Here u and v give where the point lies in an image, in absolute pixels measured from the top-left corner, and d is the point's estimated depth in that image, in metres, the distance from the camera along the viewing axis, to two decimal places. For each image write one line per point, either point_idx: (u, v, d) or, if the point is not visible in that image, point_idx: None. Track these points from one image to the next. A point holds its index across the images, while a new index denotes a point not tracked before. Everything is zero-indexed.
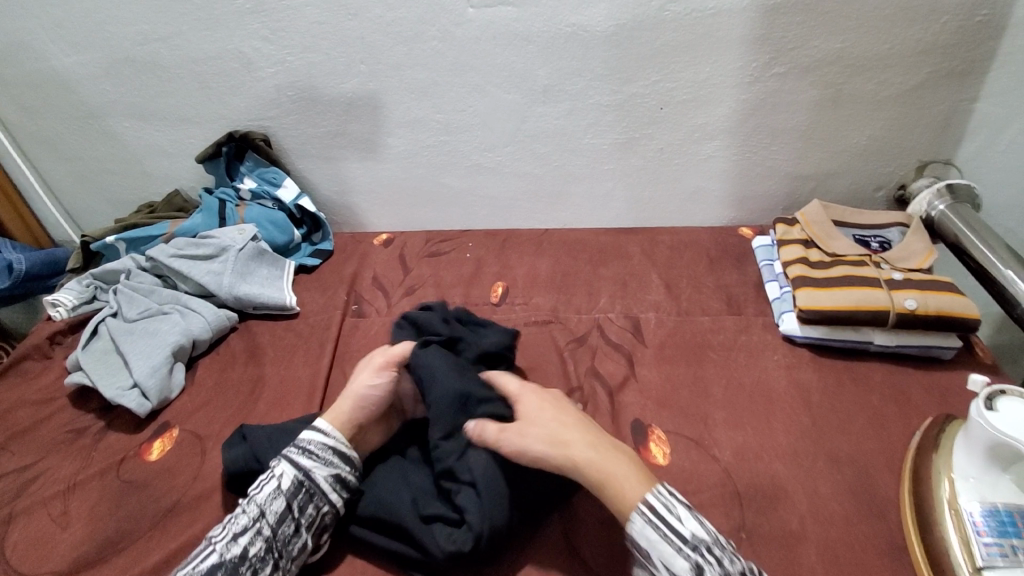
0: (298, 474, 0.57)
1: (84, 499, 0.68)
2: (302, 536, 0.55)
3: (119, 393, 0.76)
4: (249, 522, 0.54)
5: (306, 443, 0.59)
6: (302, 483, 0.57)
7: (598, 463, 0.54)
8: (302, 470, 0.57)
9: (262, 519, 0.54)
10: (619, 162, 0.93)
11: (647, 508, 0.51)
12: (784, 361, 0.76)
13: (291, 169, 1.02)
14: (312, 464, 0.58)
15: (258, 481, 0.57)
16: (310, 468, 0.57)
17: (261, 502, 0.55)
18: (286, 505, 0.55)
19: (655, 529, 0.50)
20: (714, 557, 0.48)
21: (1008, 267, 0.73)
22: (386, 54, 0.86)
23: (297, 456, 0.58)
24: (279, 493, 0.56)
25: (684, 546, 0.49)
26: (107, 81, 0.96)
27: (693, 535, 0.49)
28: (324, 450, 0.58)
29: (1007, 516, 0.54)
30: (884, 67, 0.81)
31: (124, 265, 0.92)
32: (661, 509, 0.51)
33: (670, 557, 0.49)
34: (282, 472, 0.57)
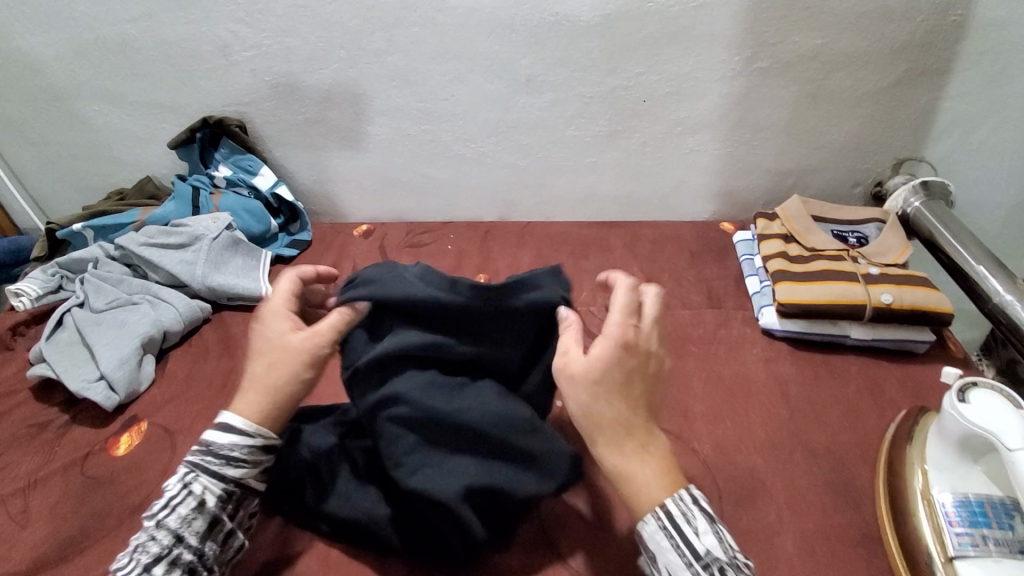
0: (221, 484, 0.50)
1: (46, 497, 0.65)
2: (234, 539, 0.52)
3: (85, 386, 0.74)
4: (161, 551, 0.47)
5: (223, 449, 0.50)
6: (230, 492, 0.51)
7: (628, 457, 0.48)
8: (229, 480, 0.51)
9: (179, 544, 0.48)
10: (602, 155, 0.93)
11: (663, 514, 0.47)
12: (762, 354, 0.77)
13: (268, 157, 1.00)
14: (239, 471, 0.51)
15: (167, 495, 0.50)
16: (237, 476, 0.51)
17: (174, 525, 0.48)
18: (212, 521, 0.50)
19: (667, 537, 0.46)
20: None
21: (980, 263, 0.74)
22: (366, 40, 0.84)
23: (218, 467, 0.50)
24: (199, 513, 0.49)
25: (694, 562, 0.46)
26: (73, 62, 0.93)
27: (707, 553, 0.46)
28: (252, 455, 0.51)
29: (978, 506, 0.55)
30: (863, 64, 0.81)
31: (91, 254, 0.89)
32: (678, 518, 0.46)
33: (677, 570, 0.46)
34: (202, 488, 0.50)
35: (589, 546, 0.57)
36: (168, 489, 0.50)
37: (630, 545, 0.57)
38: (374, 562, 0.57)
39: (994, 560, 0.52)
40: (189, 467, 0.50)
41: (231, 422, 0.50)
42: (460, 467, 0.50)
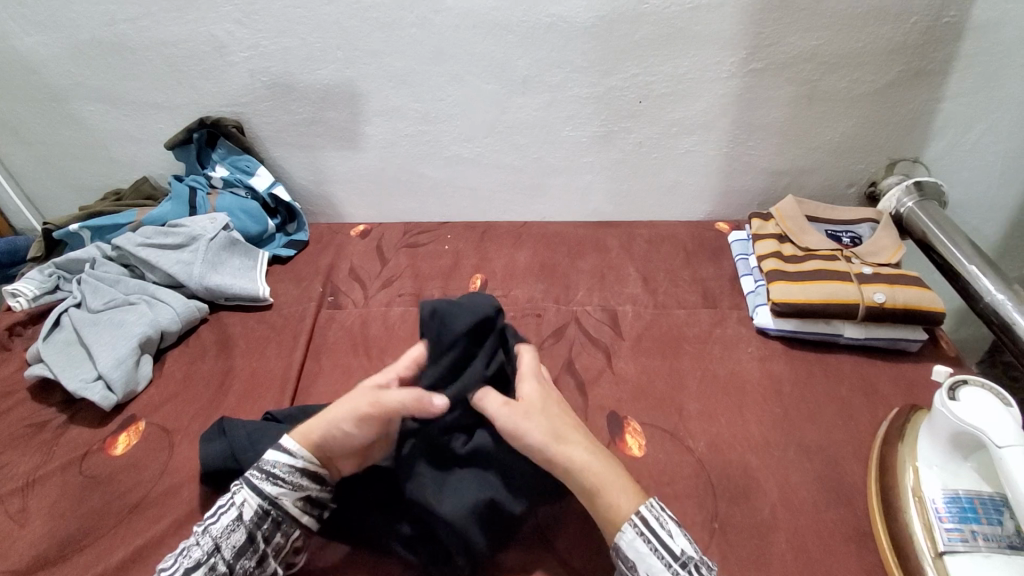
0: (260, 502, 0.54)
1: (44, 496, 0.66)
2: (268, 564, 0.54)
3: (82, 385, 0.74)
4: (202, 556, 0.51)
5: (268, 467, 0.55)
6: (268, 512, 0.54)
7: (590, 470, 0.53)
8: (267, 497, 0.54)
9: (217, 553, 0.52)
10: (598, 155, 0.94)
11: (638, 520, 0.51)
12: (757, 353, 0.77)
13: (265, 157, 1.00)
14: (278, 490, 0.55)
15: (216, 506, 0.55)
16: (276, 496, 0.55)
17: (216, 534, 0.53)
18: (248, 536, 0.53)
19: (647, 541, 0.50)
20: (700, 575, 0.50)
21: (972, 263, 0.75)
22: (363, 41, 0.84)
23: (260, 483, 0.55)
24: (238, 525, 0.53)
25: (673, 562, 0.50)
26: (70, 62, 0.93)
27: (682, 552, 0.50)
28: (292, 475, 0.55)
29: (967, 502, 0.55)
30: (857, 65, 0.82)
31: (88, 254, 0.89)
32: (653, 523, 0.51)
33: (658, 573, 0.49)
34: (243, 501, 0.54)
35: (584, 544, 0.57)
36: (219, 502, 0.55)
37: None
38: (372, 561, 0.57)
39: (984, 555, 0.53)
40: (238, 483, 0.56)
41: (286, 443, 0.56)
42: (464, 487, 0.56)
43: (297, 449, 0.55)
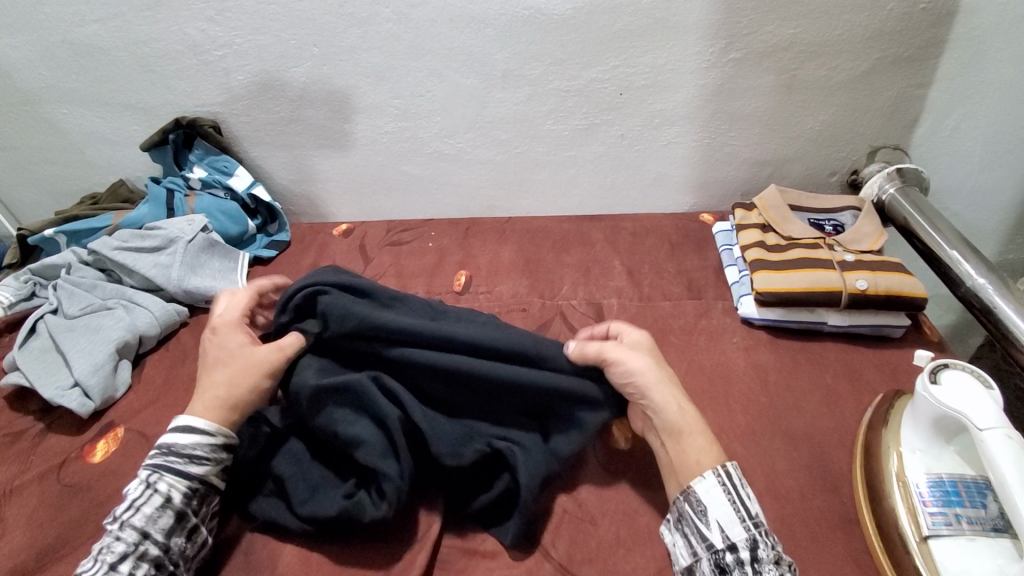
0: (186, 483, 0.55)
1: (21, 506, 0.64)
2: (197, 536, 0.55)
3: (58, 393, 0.72)
4: (128, 547, 0.50)
5: (185, 450, 0.55)
6: (194, 489, 0.55)
7: (684, 414, 0.56)
8: (194, 476, 0.55)
9: (146, 540, 0.51)
10: (581, 148, 0.93)
11: (725, 471, 0.52)
12: (742, 342, 0.77)
13: (244, 158, 0.99)
14: (202, 469, 0.56)
15: (130, 497, 0.53)
16: (202, 474, 0.56)
17: (140, 523, 0.52)
18: (178, 516, 0.53)
19: (726, 493, 0.51)
20: (768, 540, 0.49)
21: (954, 248, 0.75)
22: (339, 37, 0.83)
23: (182, 465, 0.55)
24: (165, 510, 0.53)
25: (747, 519, 0.49)
26: (41, 64, 0.91)
27: (757, 515, 0.50)
28: (213, 452, 0.56)
29: (951, 486, 0.55)
30: (836, 52, 0.82)
31: (64, 260, 0.87)
32: (738, 481, 0.52)
33: (728, 524, 0.49)
34: (163, 485, 0.54)
35: (571, 539, 0.57)
36: (132, 492, 0.53)
37: (612, 536, 0.57)
38: (358, 562, 0.56)
39: (968, 539, 0.52)
40: (152, 472, 0.55)
41: (195, 424, 0.56)
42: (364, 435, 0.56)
43: (211, 425, 0.56)
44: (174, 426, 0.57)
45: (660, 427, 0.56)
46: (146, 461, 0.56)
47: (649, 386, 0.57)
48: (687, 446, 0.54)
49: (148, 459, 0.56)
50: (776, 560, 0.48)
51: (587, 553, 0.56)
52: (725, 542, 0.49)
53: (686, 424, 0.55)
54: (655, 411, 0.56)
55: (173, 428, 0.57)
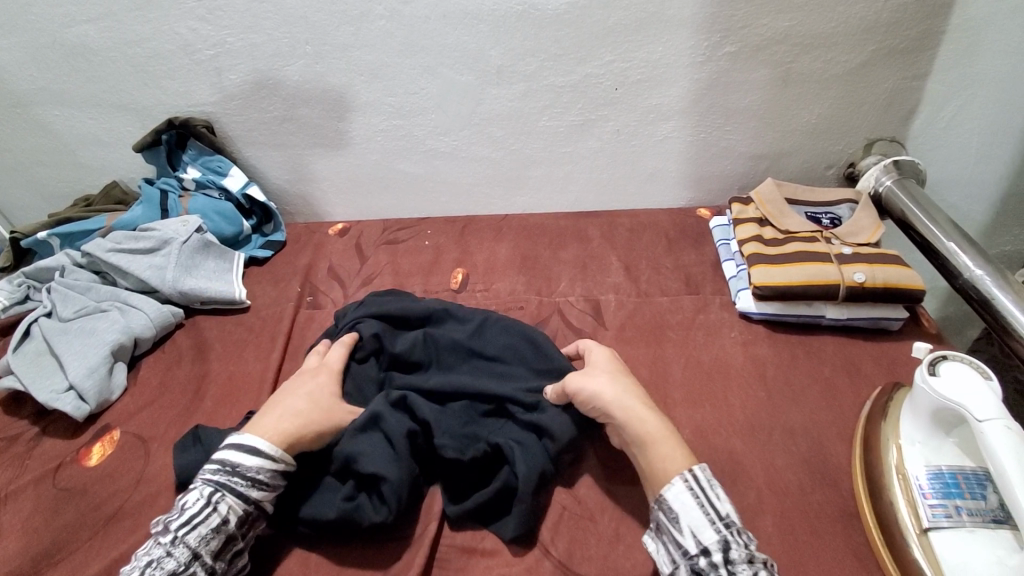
0: (243, 506, 0.53)
1: (17, 510, 0.64)
2: (239, 560, 0.53)
3: (53, 397, 0.72)
4: (178, 568, 0.49)
5: (250, 472, 0.53)
6: (248, 513, 0.53)
7: (645, 423, 0.56)
8: (252, 501, 0.53)
9: (195, 561, 0.49)
10: (577, 144, 0.93)
11: (690, 475, 0.51)
12: (740, 337, 0.77)
13: (238, 158, 0.98)
14: (261, 494, 0.54)
15: (187, 512, 0.51)
16: (259, 499, 0.54)
17: (194, 543, 0.50)
18: (227, 540, 0.51)
19: (694, 497, 0.50)
20: (741, 540, 0.48)
21: (951, 239, 0.75)
22: (331, 34, 0.83)
23: (244, 488, 0.53)
24: (219, 533, 0.51)
25: (717, 521, 0.49)
26: (32, 66, 0.90)
27: (727, 515, 0.50)
28: (274, 479, 0.54)
29: (951, 477, 0.55)
30: (831, 45, 0.81)
31: (57, 262, 0.87)
32: (704, 483, 0.51)
33: (700, 528, 0.49)
34: (222, 505, 0.52)
35: (569, 535, 0.57)
36: (189, 506, 0.51)
37: (611, 532, 0.57)
38: (360, 561, 0.56)
39: (969, 530, 0.52)
40: (214, 488, 0.52)
41: (258, 446, 0.54)
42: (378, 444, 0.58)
43: (276, 449, 0.55)
44: (241, 442, 0.54)
45: (629, 441, 0.56)
46: (205, 470, 0.54)
47: (608, 401, 0.58)
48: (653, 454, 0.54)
49: (208, 470, 0.54)
50: (749, 560, 0.47)
51: (585, 548, 0.56)
52: (699, 546, 0.48)
53: (648, 433, 0.55)
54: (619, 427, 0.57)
55: (240, 445, 0.54)
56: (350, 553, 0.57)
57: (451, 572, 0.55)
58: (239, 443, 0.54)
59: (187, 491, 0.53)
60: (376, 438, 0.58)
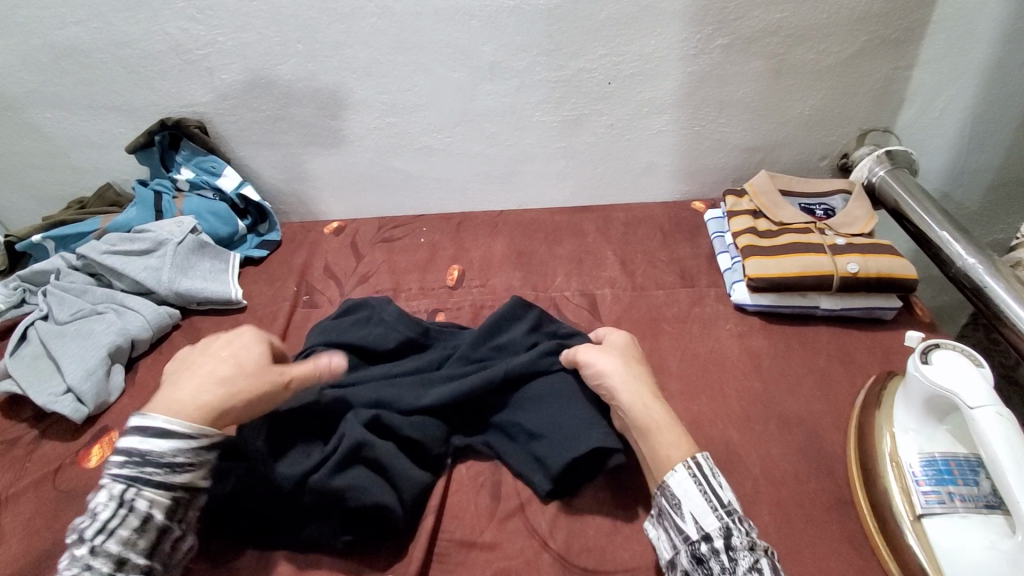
0: (165, 494, 0.50)
1: (18, 514, 0.64)
2: (183, 541, 0.52)
3: (51, 400, 0.72)
4: (106, 575, 0.46)
5: (163, 459, 0.50)
6: (177, 498, 0.51)
7: (649, 411, 0.57)
8: (174, 486, 0.50)
9: (126, 563, 0.47)
10: (571, 139, 0.93)
11: (694, 462, 0.52)
12: (735, 329, 0.77)
13: (232, 158, 0.98)
14: (184, 478, 0.51)
15: (101, 515, 0.48)
16: (183, 482, 0.51)
17: (117, 546, 0.47)
18: (160, 529, 0.49)
19: (696, 483, 0.50)
20: (743, 527, 0.48)
21: (943, 228, 0.75)
22: (323, 32, 0.82)
23: (160, 477, 0.50)
24: (148, 527, 0.49)
25: (719, 508, 0.49)
26: (23, 69, 0.89)
27: (730, 502, 0.50)
28: (195, 457, 0.52)
29: (944, 464, 0.55)
30: (822, 36, 0.81)
31: (53, 264, 0.86)
32: (707, 471, 0.51)
33: (701, 514, 0.49)
34: (139, 501, 0.49)
35: (568, 528, 0.57)
36: (101, 510, 0.48)
37: (609, 524, 0.57)
38: (359, 560, 0.57)
39: (961, 516, 0.52)
40: (124, 483, 0.49)
41: (170, 426, 0.50)
42: (363, 479, 0.56)
43: (192, 424, 0.51)
44: (142, 429, 0.50)
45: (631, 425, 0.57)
46: (110, 467, 0.50)
47: (620, 384, 0.59)
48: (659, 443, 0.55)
49: (112, 467, 0.50)
50: (751, 547, 0.47)
51: (584, 541, 0.56)
52: (699, 533, 0.49)
53: (658, 420, 0.56)
54: (623, 411, 0.58)
55: (144, 429, 0.50)
56: (350, 554, 0.57)
57: (451, 566, 0.56)
58: (139, 427, 0.50)
59: (96, 493, 0.49)
60: (359, 469, 0.57)
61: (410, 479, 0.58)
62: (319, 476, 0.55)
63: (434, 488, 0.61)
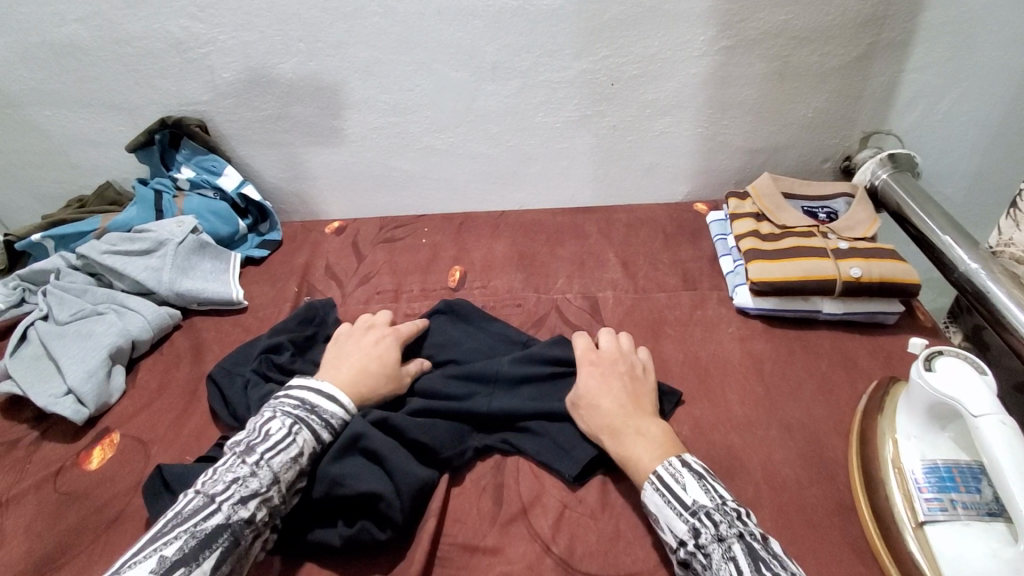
0: (315, 443, 0.57)
1: (19, 515, 0.64)
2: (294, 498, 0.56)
3: (51, 401, 0.72)
4: (261, 488, 0.51)
5: (327, 415, 0.58)
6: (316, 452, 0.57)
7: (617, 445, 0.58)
8: (323, 441, 0.57)
9: (275, 486, 0.52)
10: (573, 140, 0.92)
11: (655, 478, 0.53)
12: (737, 332, 0.77)
13: (232, 156, 0.98)
14: (329, 437, 0.58)
15: (272, 437, 0.54)
16: (328, 440, 0.58)
17: (277, 467, 0.53)
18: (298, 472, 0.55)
19: (660, 496, 0.52)
20: (712, 521, 0.49)
21: (946, 233, 0.75)
22: (325, 31, 0.82)
23: (318, 427, 0.57)
24: (297, 462, 0.54)
25: (684, 511, 0.50)
26: (22, 66, 0.89)
27: (694, 502, 0.51)
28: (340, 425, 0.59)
29: (946, 471, 0.55)
30: (827, 39, 0.81)
31: (52, 264, 0.86)
32: (668, 479, 0.53)
33: (671, 522, 0.51)
34: (302, 440, 0.55)
35: (571, 532, 0.57)
36: (273, 432, 0.55)
37: (614, 528, 0.58)
38: (362, 564, 0.56)
39: (963, 523, 0.52)
40: (294, 420, 0.56)
41: (337, 395, 0.60)
42: (359, 467, 0.57)
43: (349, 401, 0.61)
44: (317, 387, 0.60)
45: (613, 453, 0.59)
46: (284, 405, 0.58)
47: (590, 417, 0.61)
48: (624, 438, 0.58)
49: (286, 405, 0.58)
50: (719, 539, 0.48)
51: (588, 545, 0.56)
52: (677, 541, 0.50)
53: (611, 425, 0.59)
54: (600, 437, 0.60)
55: (318, 389, 0.60)
56: (351, 558, 0.57)
57: (453, 570, 0.56)
58: (317, 386, 0.60)
59: (269, 418, 0.56)
60: (359, 459, 0.58)
61: (411, 470, 0.58)
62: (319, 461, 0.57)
63: (436, 490, 0.60)
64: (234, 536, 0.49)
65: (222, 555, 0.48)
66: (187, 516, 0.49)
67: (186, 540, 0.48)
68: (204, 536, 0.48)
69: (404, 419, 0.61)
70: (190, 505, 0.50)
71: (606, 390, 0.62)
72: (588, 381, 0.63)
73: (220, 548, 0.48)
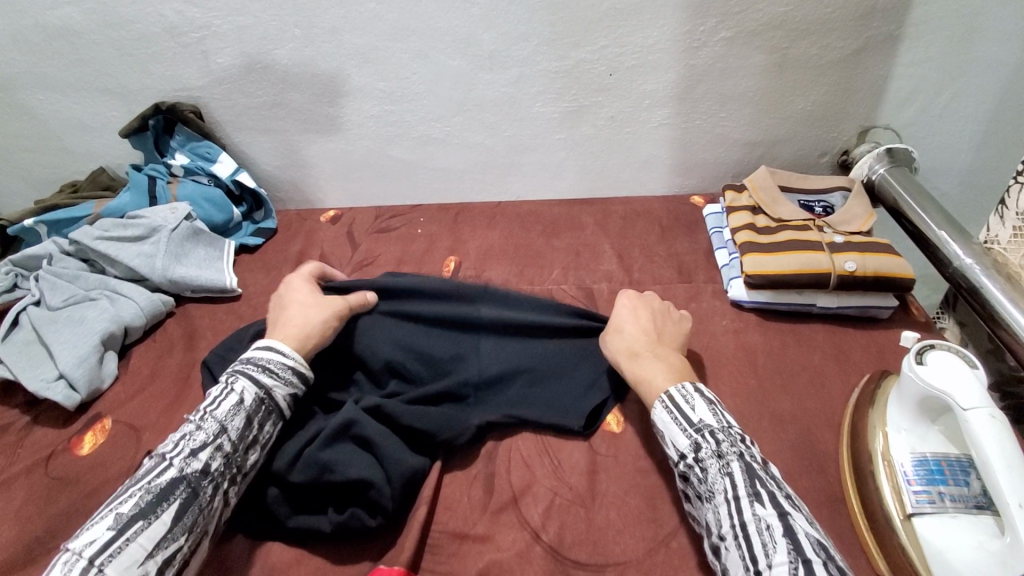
0: (260, 391, 0.57)
1: (10, 500, 0.64)
2: (256, 452, 0.56)
3: (43, 386, 0.71)
4: (208, 438, 0.52)
5: (266, 361, 0.58)
6: (263, 400, 0.56)
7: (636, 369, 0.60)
8: (265, 387, 0.57)
9: (222, 435, 0.53)
10: (571, 131, 0.92)
11: (665, 397, 0.55)
12: (731, 325, 0.77)
13: (226, 143, 0.97)
14: (274, 382, 0.57)
15: (212, 394, 0.56)
16: (272, 387, 0.57)
17: (220, 417, 0.54)
18: (247, 419, 0.55)
19: (667, 413, 0.54)
20: (714, 440, 0.51)
21: (942, 228, 0.75)
22: (321, 17, 0.81)
23: (258, 373, 0.57)
24: (239, 409, 0.54)
25: (689, 428, 0.52)
26: (15, 50, 0.88)
27: (701, 421, 0.52)
28: (285, 369, 0.58)
29: (935, 464, 0.55)
30: (827, 31, 0.80)
31: (44, 250, 0.85)
32: (677, 399, 0.54)
33: (675, 438, 0.53)
34: (243, 389, 0.56)
35: (563, 521, 0.58)
36: (214, 390, 0.56)
37: (605, 517, 0.58)
38: (351, 552, 0.56)
39: (950, 515, 0.52)
40: (233, 373, 0.57)
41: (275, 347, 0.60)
42: (349, 454, 0.57)
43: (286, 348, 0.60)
44: (257, 343, 0.61)
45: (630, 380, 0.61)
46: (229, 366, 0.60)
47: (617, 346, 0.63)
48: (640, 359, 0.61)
49: (231, 365, 0.59)
50: (719, 455, 0.50)
51: (579, 534, 0.57)
52: (678, 454, 0.53)
53: (635, 349, 0.62)
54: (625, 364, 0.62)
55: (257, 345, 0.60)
56: (341, 546, 0.57)
57: (444, 557, 0.56)
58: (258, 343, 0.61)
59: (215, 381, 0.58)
60: (349, 446, 0.58)
61: (400, 458, 0.58)
62: (308, 449, 0.57)
63: (428, 477, 0.61)
64: (190, 487, 0.50)
65: (181, 506, 0.49)
66: (142, 477, 0.51)
67: (141, 496, 0.49)
68: (158, 490, 0.49)
69: (398, 406, 0.61)
70: (145, 467, 0.52)
71: (636, 319, 0.65)
72: (623, 308, 0.66)
73: (176, 498, 0.49)
